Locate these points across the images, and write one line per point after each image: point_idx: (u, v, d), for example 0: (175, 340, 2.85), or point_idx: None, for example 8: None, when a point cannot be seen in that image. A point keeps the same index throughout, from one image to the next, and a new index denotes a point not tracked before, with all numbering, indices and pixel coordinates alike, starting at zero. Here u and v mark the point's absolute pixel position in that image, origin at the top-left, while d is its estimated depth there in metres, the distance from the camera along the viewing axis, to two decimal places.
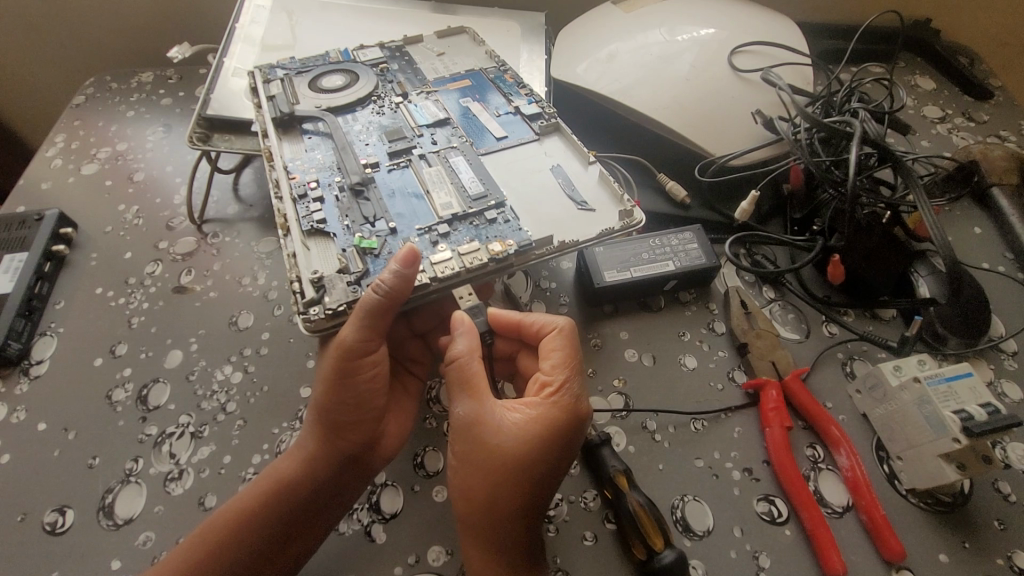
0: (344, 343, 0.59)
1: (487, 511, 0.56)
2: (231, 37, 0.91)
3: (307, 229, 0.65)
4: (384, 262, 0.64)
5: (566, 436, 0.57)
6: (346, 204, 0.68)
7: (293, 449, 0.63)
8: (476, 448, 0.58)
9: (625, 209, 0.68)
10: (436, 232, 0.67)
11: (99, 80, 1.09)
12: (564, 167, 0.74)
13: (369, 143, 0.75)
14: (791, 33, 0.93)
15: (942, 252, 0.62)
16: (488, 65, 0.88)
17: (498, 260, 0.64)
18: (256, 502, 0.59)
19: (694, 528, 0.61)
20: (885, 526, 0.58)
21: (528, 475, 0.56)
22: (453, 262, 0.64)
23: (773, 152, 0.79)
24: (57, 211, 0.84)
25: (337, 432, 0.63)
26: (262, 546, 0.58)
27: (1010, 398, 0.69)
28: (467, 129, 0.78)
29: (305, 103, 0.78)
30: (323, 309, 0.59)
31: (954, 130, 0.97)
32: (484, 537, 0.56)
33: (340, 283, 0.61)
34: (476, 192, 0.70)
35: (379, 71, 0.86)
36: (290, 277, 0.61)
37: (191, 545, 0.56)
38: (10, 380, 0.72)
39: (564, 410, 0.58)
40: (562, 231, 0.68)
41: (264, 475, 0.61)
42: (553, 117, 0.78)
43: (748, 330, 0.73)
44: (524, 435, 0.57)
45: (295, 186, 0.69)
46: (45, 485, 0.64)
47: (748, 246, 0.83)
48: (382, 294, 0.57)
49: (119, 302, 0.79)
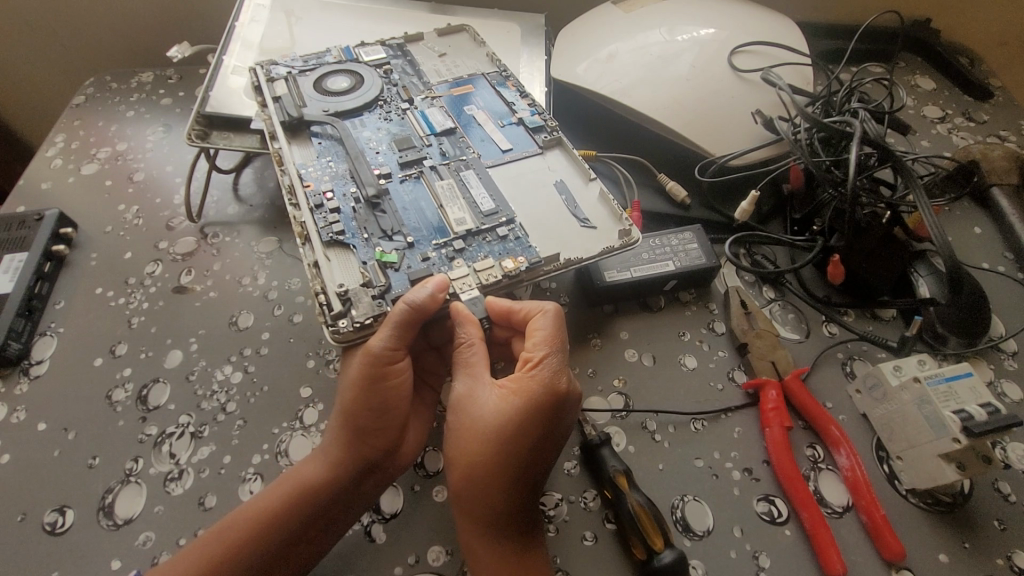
0: (373, 349, 0.59)
1: (476, 489, 0.57)
2: (231, 37, 0.90)
3: (327, 240, 0.65)
4: (405, 276, 0.64)
5: (549, 416, 0.58)
6: (363, 217, 0.68)
7: (317, 453, 0.62)
8: (470, 428, 0.59)
9: (623, 230, 0.68)
10: (451, 247, 0.67)
11: (99, 80, 1.08)
12: (569, 182, 0.74)
13: (379, 152, 0.75)
14: (791, 33, 0.92)
15: (942, 252, 0.62)
16: (490, 69, 0.88)
17: (511, 277, 0.65)
18: (276, 504, 0.58)
19: (694, 528, 0.61)
20: (884, 525, 0.58)
21: (514, 452, 0.57)
22: (471, 279, 0.65)
23: (773, 151, 0.79)
24: (57, 211, 0.83)
25: (359, 442, 0.61)
26: (277, 547, 0.57)
27: (1010, 399, 0.69)
28: (472, 138, 0.78)
29: (310, 106, 0.78)
30: (352, 322, 0.60)
31: (954, 131, 0.97)
32: (477, 517, 0.57)
33: (365, 297, 0.61)
34: (487, 208, 0.70)
35: (383, 73, 0.85)
36: (315, 289, 0.61)
37: (204, 544, 0.57)
38: (10, 380, 0.72)
39: (548, 390, 0.58)
40: (569, 247, 0.68)
41: (285, 480, 0.61)
42: (556, 130, 0.78)
43: (748, 330, 0.73)
44: (509, 413, 0.58)
45: (311, 195, 0.69)
46: (44, 486, 0.64)
47: (748, 246, 0.83)
48: (412, 307, 0.58)
49: (119, 301, 0.79)
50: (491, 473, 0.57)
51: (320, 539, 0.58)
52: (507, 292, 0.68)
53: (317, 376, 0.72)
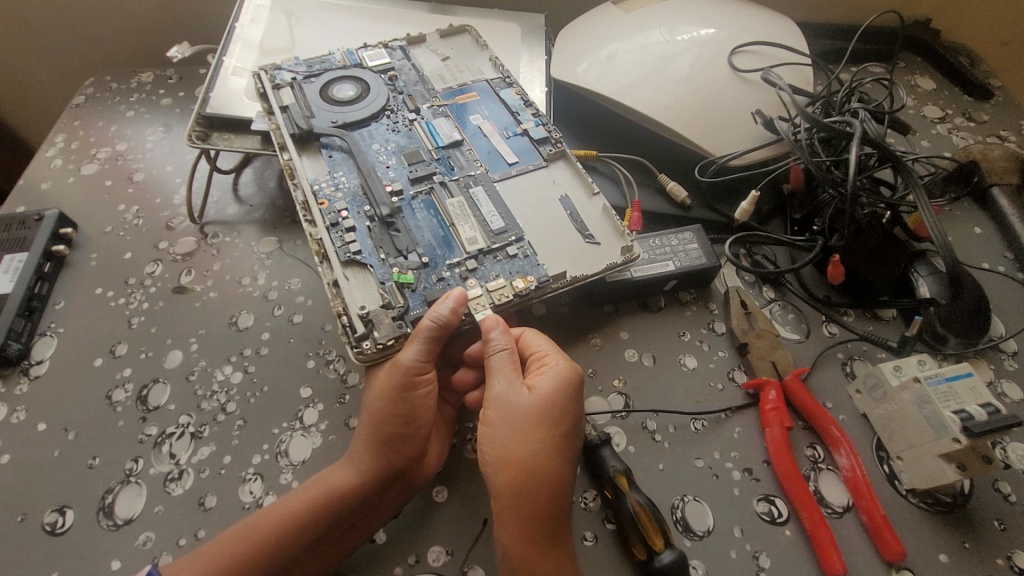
0: (403, 361, 0.61)
1: (527, 490, 0.56)
2: (231, 38, 0.90)
3: (345, 259, 0.66)
4: (422, 298, 0.66)
5: (573, 410, 0.61)
6: (378, 236, 0.69)
7: (347, 458, 0.62)
8: (517, 416, 0.60)
9: (625, 245, 0.70)
10: (465, 267, 0.68)
11: (99, 80, 1.08)
12: (573, 197, 0.75)
13: (390, 166, 0.76)
14: (792, 34, 0.92)
15: (942, 251, 0.62)
16: (493, 76, 0.88)
17: (521, 296, 0.66)
18: (305, 509, 0.58)
19: (694, 528, 0.61)
20: (885, 525, 0.58)
21: (558, 430, 0.60)
22: (485, 299, 0.66)
23: (774, 152, 0.79)
24: (57, 210, 0.83)
25: (384, 452, 0.61)
26: (301, 551, 0.57)
27: (1010, 399, 0.69)
28: (480, 152, 0.79)
29: (317, 115, 0.78)
30: (375, 343, 0.62)
31: (953, 131, 0.98)
32: (523, 519, 0.55)
33: (386, 317, 0.63)
34: (497, 226, 0.71)
35: (387, 78, 0.85)
36: (337, 310, 0.63)
37: (225, 546, 0.56)
38: (10, 380, 0.72)
39: (571, 382, 0.62)
40: (575, 264, 0.69)
41: (308, 489, 0.60)
42: (560, 142, 0.78)
43: (748, 330, 0.73)
44: (551, 398, 0.60)
45: (326, 213, 0.69)
46: (44, 486, 0.64)
47: (748, 246, 0.83)
48: (437, 323, 0.61)
49: (119, 301, 0.79)
50: (537, 476, 0.57)
51: (342, 544, 0.58)
52: (517, 309, 0.70)
53: (317, 376, 0.72)
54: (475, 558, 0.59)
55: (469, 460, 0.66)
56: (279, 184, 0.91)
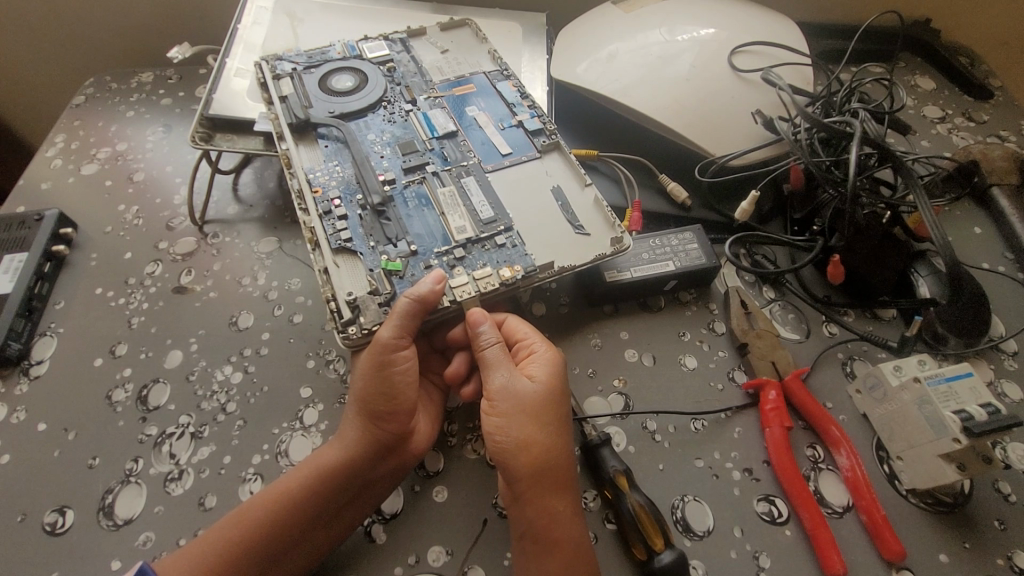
0: (380, 339, 0.60)
1: (547, 469, 0.57)
2: (233, 38, 0.90)
3: (337, 247, 0.67)
4: (409, 284, 0.66)
5: (560, 391, 0.62)
6: (369, 224, 0.69)
7: (337, 437, 0.62)
8: (522, 402, 0.60)
9: (616, 236, 0.70)
10: (453, 256, 0.68)
11: (99, 80, 1.08)
12: (564, 188, 0.75)
13: (384, 156, 0.76)
14: (793, 34, 0.92)
15: (942, 251, 0.62)
16: (490, 68, 0.88)
17: (508, 285, 0.66)
18: (296, 492, 0.59)
19: (694, 528, 0.61)
20: (885, 526, 0.58)
21: (559, 413, 0.60)
22: (470, 286, 0.66)
23: (774, 151, 0.79)
24: (57, 210, 0.83)
25: (373, 427, 0.61)
26: (296, 534, 0.57)
27: (1010, 399, 0.69)
28: (473, 142, 0.79)
29: (316, 106, 0.79)
30: (360, 328, 0.62)
31: (953, 131, 0.98)
32: (547, 495, 0.56)
33: (373, 304, 0.63)
34: (487, 217, 0.71)
35: (386, 69, 0.85)
36: (326, 296, 0.64)
37: (215, 539, 0.56)
38: (10, 380, 0.72)
39: (556, 364, 0.63)
40: (562, 255, 0.69)
41: (301, 469, 0.60)
42: (554, 134, 0.78)
43: (748, 330, 0.73)
44: (550, 380, 0.61)
45: (319, 202, 0.70)
46: (43, 486, 0.64)
47: (749, 246, 0.83)
48: (416, 298, 0.61)
49: (119, 302, 0.79)
50: (552, 453, 0.58)
51: (339, 525, 0.58)
52: (505, 297, 0.70)
53: (317, 376, 0.72)
54: (475, 558, 0.59)
55: (469, 461, 0.66)
56: (279, 184, 0.91)
